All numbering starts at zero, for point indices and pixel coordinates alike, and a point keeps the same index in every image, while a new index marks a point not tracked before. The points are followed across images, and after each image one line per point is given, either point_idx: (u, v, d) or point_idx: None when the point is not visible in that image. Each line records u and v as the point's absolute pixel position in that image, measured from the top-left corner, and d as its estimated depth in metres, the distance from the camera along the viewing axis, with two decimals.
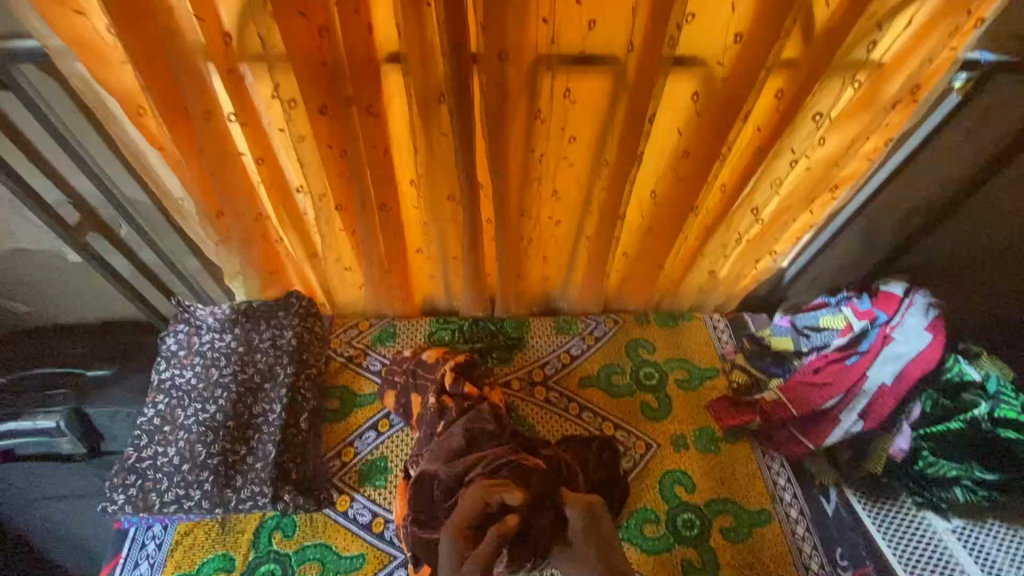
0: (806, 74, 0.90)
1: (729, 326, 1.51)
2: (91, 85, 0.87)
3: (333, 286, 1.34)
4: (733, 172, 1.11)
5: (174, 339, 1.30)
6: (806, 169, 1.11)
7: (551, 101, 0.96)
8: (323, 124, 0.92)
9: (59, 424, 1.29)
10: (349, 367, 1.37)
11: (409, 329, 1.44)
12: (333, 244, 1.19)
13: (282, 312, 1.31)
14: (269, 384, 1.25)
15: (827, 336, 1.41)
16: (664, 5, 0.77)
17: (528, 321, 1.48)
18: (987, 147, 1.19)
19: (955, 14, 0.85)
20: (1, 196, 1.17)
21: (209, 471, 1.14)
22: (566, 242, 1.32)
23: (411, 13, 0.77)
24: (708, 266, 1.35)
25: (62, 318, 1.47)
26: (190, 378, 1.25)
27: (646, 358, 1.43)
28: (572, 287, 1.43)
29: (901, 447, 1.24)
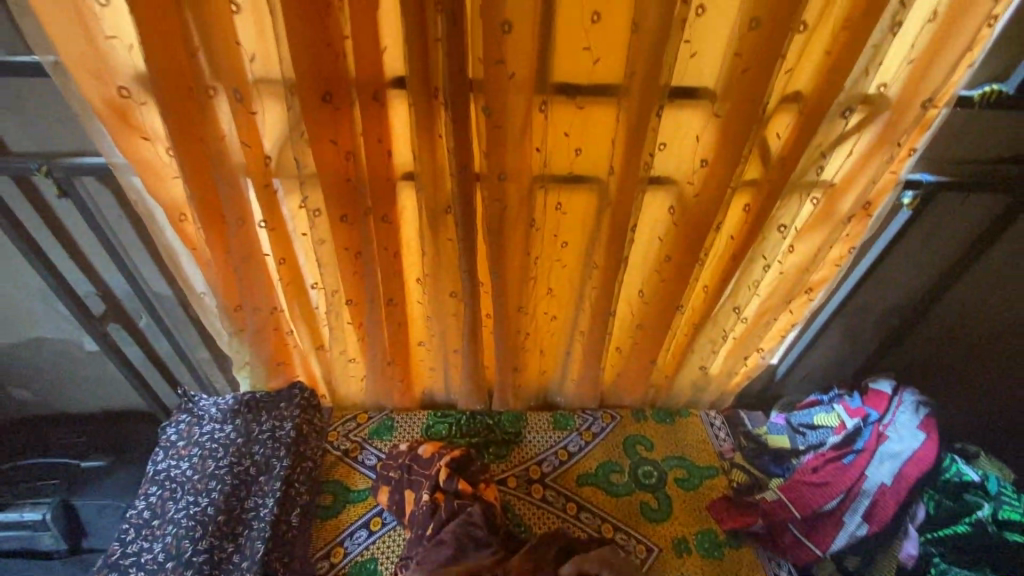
0: (767, 193, 1.03)
1: (726, 423, 1.51)
2: (142, 194, 1.00)
3: (335, 378, 1.39)
4: (714, 275, 1.21)
5: (175, 428, 1.32)
6: (780, 273, 1.22)
7: (545, 212, 1.08)
8: (341, 230, 1.03)
9: (45, 516, 1.29)
10: (344, 461, 1.36)
11: (406, 422, 1.45)
12: (340, 336, 1.26)
13: (284, 404, 1.33)
14: (263, 477, 1.25)
15: (822, 434, 1.42)
16: (639, 138, 0.92)
17: (525, 415, 1.50)
18: (946, 255, 1.30)
19: (888, 146, 0.99)
20: (34, 288, 1.24)
21: (193, 570, 1.11)
22: (561, 338, 1.38)
23: (425, 143, 0.91)
24: (698, 362, 1.40)
25: (65, 407, 1.49)
26: (185, 469, 1.25)
27: (644, 456, 1.42)
28: (568, 381, 1.47)
29: (910, 552, 1.22)
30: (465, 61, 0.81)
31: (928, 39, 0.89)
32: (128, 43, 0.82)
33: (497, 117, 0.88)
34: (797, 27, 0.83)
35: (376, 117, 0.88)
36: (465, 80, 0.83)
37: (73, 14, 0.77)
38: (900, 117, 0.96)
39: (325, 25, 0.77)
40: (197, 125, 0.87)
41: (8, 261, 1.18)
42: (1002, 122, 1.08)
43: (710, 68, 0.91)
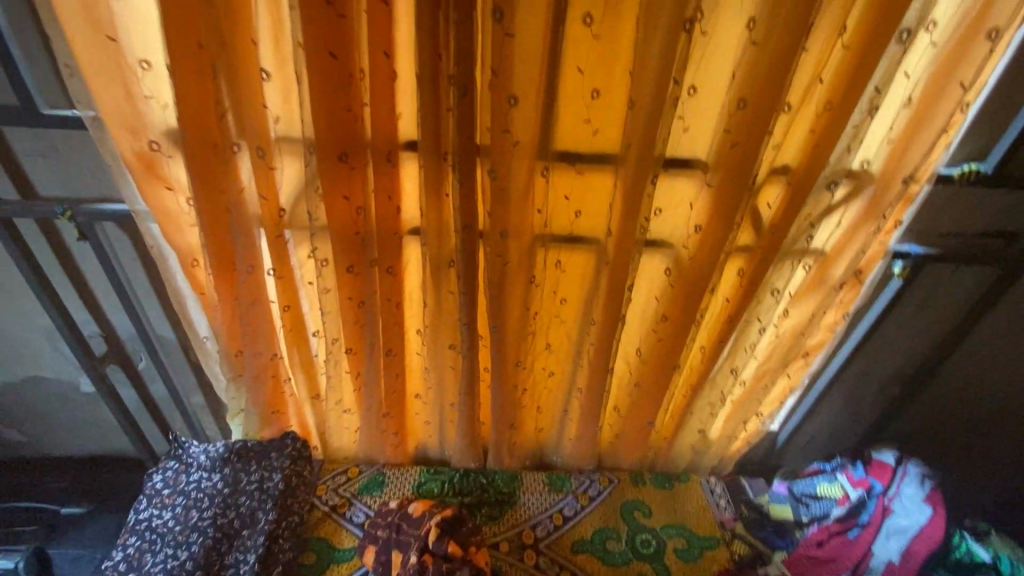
0: (760, 258, 1.07)
1: (727, 491, 1.45)
2: (159, 240, 1.04)
3: (329, 428, 1.37)
4: (711, 337, 1.22)
5: (161, 476, 1.29)
6: (776, 337, 1.23)
7: (545, 269, 1.11)
8: (347, 281, 1.06)
9: (17, 565, 1.20)
10: (331, 517, 1.32)
11: (398, 477, 1.41)
12: (337, 385, 1.26)
13: (275, 454, 1.30)
14: (247, 531, 1.21)
15: (825, 505, 1.38)
16: (636, 203, 0.97)
17: (520, 474, 1.46)
18: (941, 325, 1.32)
19: (874, 217, 1.04)
20: (38, 328, 1.26)
21: None
22: (559, 395, 1.38)
23: (432, 201, 0.96)
24: (697, 424, 1.39)
25: (51, 450, 1.46)
26: (167, 519, 1.21)
27: (642, 523, 1.37)
28: (565, 439, 1.45)
29: None
30: (473, 129, 0.87)
31: (906, 121, 0.95)
32: (163, 103, 0.88)
33: (501, 180, 0.93)
34: (782, 108, 0.89)
35: (387, 176, 0.93)
36: (473, 146, 0.89)
37: (116, 77, 0.84)
38: (884, 191, 1.01)
39: (345, 93, 0.84)
40: (218, 178, 0.93)
41: (19, 300, 1.20)
42: (983, 198, 1.13)
43: (702, 141, 0.98)
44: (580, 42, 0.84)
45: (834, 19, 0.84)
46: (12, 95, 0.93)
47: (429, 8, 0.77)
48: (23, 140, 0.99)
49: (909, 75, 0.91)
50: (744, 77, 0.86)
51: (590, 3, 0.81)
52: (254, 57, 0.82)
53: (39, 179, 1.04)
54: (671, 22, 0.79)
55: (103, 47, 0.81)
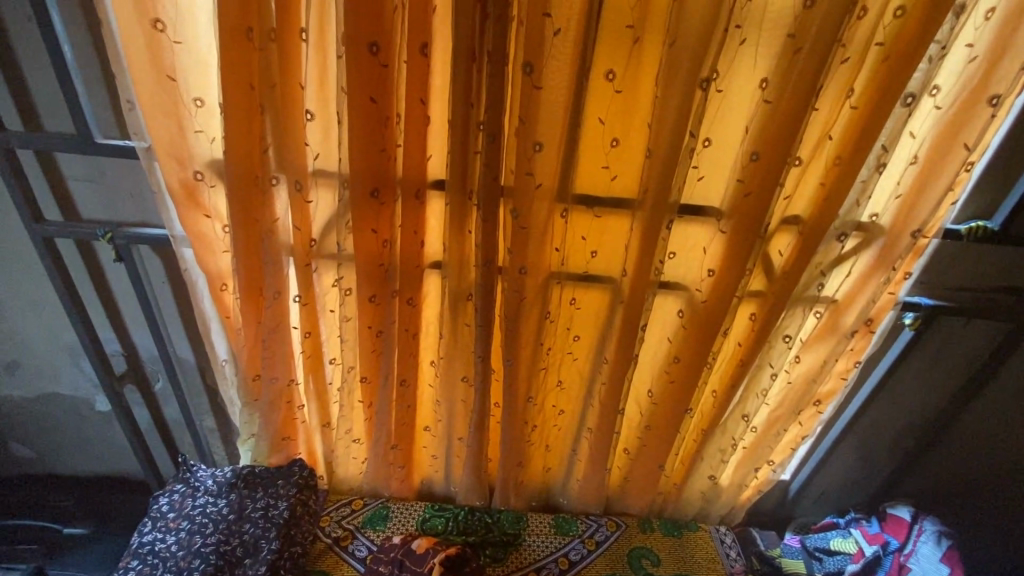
0: (772, 304, 1.09)
1: (737, 542, 1.43)
2: (191, 263, 1.08)
3: (337, 457, 1.37)
4: (722, 381, 1.23)
5: (167, 499, 1.29)
6: (788, 383, 1.23)
7: (560, 307, 1.14)
8: (367, 310, 1.09)
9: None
10: (333, 549, 1.30)
11: (402, 512, 1.39)
12: (348, 414, 1.27)
13: (282, 481, 1.30)
14: (249, 560, 1.19)
15: (840, 561, 1.35)
16: (651, 246, 1.00)
17: (526, 515, 1.43)
18: (954, 378, 1.31)
19: (884, 267, 1.06)
20: (62, 345, 1.29)
21: None
22: (568, 434, 1.37)
23: (455, 237, 1.00)
24: (708, 470, 1.37)
25: (58, 468, 1.47)
26: (171, 544, 1.21)
27: (650, 571, 1.34)
28: (573, 478, 1.44)
29: None
30: (499, 170, 0.92)
31: (913, 177, 0.99)
32: (211, 137, 0.95)
33: (522, 219, 0.97)
34: (793, 161, 0.94)
35: (414, 211, 0.98)
36: (497, 186, 0.94)
37: (170, 112, 0.91)
38: (894, 244, 1.04)
39: (381, 134, 0.89)
40: (255, 208, 0.98)
41: (48, 317, 1.24)
42: (993, 254, 1.15)
43: (716, 190, 1.02)
44: (603, 94, 0.90)
45: (842, 82, 0.89)
46: (70, 125, 1.00)
47: (465, 60, 0.83)
48: (74, 166, 1.06)
49: (915, 134, 0.96)
50: (757, 132, 0.91)
51: (614, 60, 0.87)
52: (299, 98, 0.88)
53: (84, 203, 1.10)
54: (689, 79, 0.84)
55: (162, 85, 0.88)
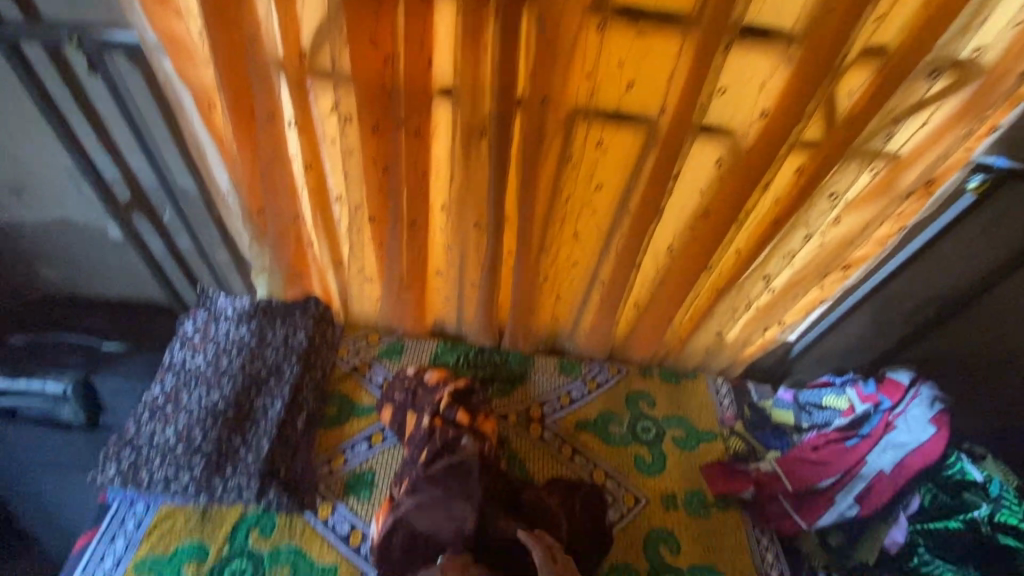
0: (826, 156, 0.95)
1: (732, 391, 1.51)
2: (171, 77, 0.97)
3: (350, 294, 1.39)
4: (749, 240, 1.15)
5: (192, 324, 1.35)
6: (820, 245, 1.16)
7: (584, 149, 1.03)
8: (372, 142, 1.00)
9: (66, 390, 1.31)
10: (353, 376, 1.39)
11: (416, 347, 1.47)
12: (358, 253, 1.25)
13: (298, 313, 1.36)
14: (274, 380, 1.28)
15: (828, 415, 1.43)
16: (701, 78, 0.84)
17: (533, 358, 1.50)
18: (1001, 251, 1.22)
19: (969, 118, 0.91)
20: (60, 169, 1.24)
21: (202, 456, 1.15)
22: (579, 286, 1.35)
23: (469, 55, 0.86)
24: (715, 326, 1.37)
25: (88, 291, 1.53)
26: (200, 363, 1.28)
27: (645, 412, 1.44)
28: (581, 329, 1.46)
29: (896, 539, 1.21)
30: None
31: None
32: None
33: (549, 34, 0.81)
34: None
35: (421, 19, 0.82)
36: None
37: None
38: (993, 86, 0.87)
39: None
40: (233, 8, 0.83)
41: (38, 137, 1.17)
42: None
43: (791, 6, 0.82)
44: None
45: None
46: None
47: None
48: None
49: None
50: None
51: None
52: None
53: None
54: None
55: None
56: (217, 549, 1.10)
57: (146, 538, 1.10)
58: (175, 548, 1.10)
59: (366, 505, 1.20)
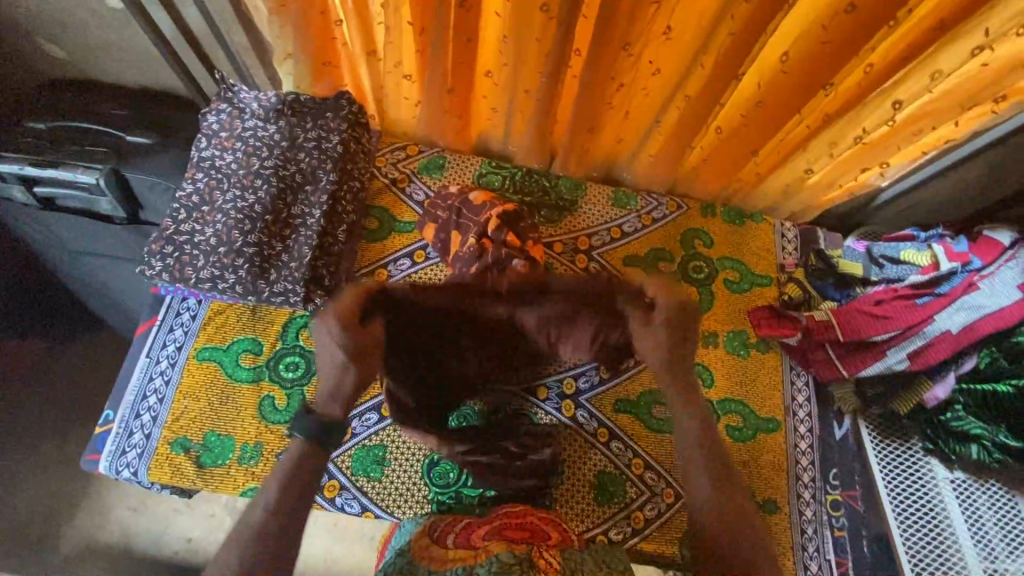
0: None
1: (798, 237, 1.39)
2: None
3: (387, 95, 1.22)
4: (891, 50, 0.91)
5: (216, 117, 1.20)
6: (981, 66, 0.90)
7: None
8: None
9: (99, 182, 1.21)
10: (391, 190, 1.30)
11: (458, 164, 1.33)
12: (396, 42, 1.05)
13: (331, 114, 1.20)
14: (310, 187, 1.18)
15: (903, 270, 1.30)
16: None
17: (585, 185, 1.37)
18: None
19: None
20: None
21: (245, 259, 1.11)
22: (655, 103, 1.14)
23: None
24: (805, 163, 1.18)
25: (100, 74, 1.38)
26: (230, 162, 1.17)
27: (700, 252, 1.34)
28: (645, 155, 1.29)
29: (936, 395, 1.20)
30: None
31: None
32: None
33: None
34: None
35: None
36: None
37: None
38: None
39: None
40: None
41: None
42: None
43: None
44: None
45: None
46: None
47: None
48: None
49: None
50: None
51: None
52: None
53: None
54: None
55: None
56: (270, 346, 1.15)
57: (203, 330, 1.16)
58: (229, 342, 1.15)
59: (436, 329, 1.20)
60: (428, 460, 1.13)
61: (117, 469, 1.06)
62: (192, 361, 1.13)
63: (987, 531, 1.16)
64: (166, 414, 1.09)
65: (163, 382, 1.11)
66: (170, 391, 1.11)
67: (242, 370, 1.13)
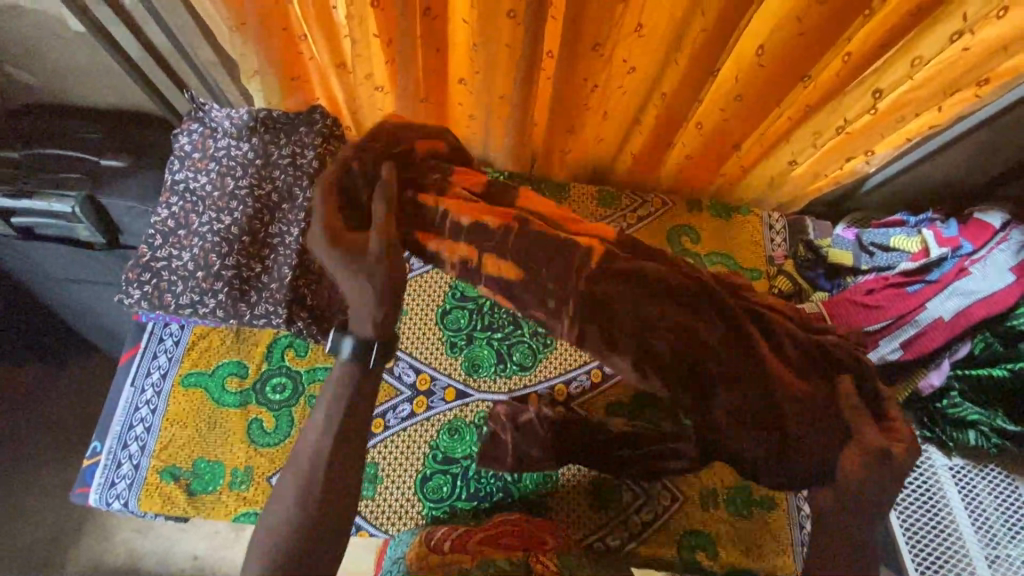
0: None
1: (787, 228, 1.37)
2: None
3: (360, 106, 1.20)
4: (868, 39, 0.89)
5: (187, 138, 1.17)
6: (962, 50, 0.89)
7: None
8: None
9: (74, 210, 1.18)
10: None
11: None
12: (364, 53, 1.02)
13: (304, 129, 1.18)
14: (286, 206, 1.16)
15: (893, 258, 1.28)
16: None
17: (568, 186, 1.35)
18: None
19: None
20: None
21: (223, 283, 1.09)
22: (634, 101, 1.11)
23: None
24: (789, 154, 1.16)
25: (69, 98, 1.35)
26: (204, 184, 1.15)
27: (688, 249, 1.32)
28: (626, 155, 1.28)
29: (931, 383, 1.19)
30: None
31: None
32: None
33: None
34: None
35: None
36: None
37: None
38: None
39: None
40: None
41: None
42: None
43: None
44: None
45: None
46: None
47: None
48: None
49: None
50: None
51: None
52: None
53: None
54: None
55: None
56: (256, 368, 1.14)
57: (187, 355, 1.14)
58: (214, 367, 1.14)
59: (455, 367, 1.20)
60: (421, 474, 1.12)
61: (107, 501, 1.06)
62: (178, 388, 1.12)
63: (987, 517, 1.15)
64: (154, 443, 1.08)
65: (149, 411, 1.10)
66: (157, 419, 1.10)
67: (229, 395, 1.12)
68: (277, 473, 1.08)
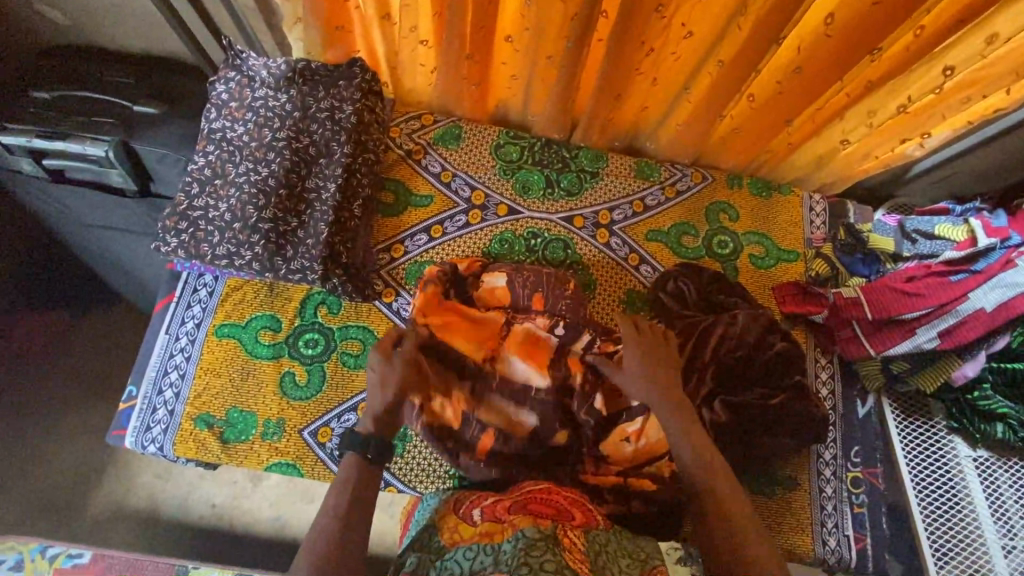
0: None
1: (827, 211, 1.34)
2: None
3: (402, 61, 1.17)
4: (944, 13, 0.84)
5: (224, 86, 1.15)
6: None
7: None
8: None
9: (108, 154, 1.17)
10: (407, 162, 1.26)
11: (475, 134, 1.29)
12: (411, 6, 1.00)
13: (343, 83, 1.16)
14: (324, 160, 1.15)
15: (937, 246, 1.25)
16: None
17: (607, 156, 1.32)
18: None
19: None
20: None
21: (260, 236, 1.09)
22: (685, 69, 1.08)
23: None
24: (841, 132, 1.12)
25: (102, 39, 1.32)
26: (242, 134, 1.13)
27: (725, 226, 1.30)
28: (668, 126, 1.24)
29: (965, 373, 1.17)
30: None
31: None
32: None
33: None
34: None
35: None
36: None
37: None
38: None
39: None
40: None
41: None
42: None
43: None
44: None
45: None
46: None
47: None
48: None
49: None
50: None
51: None
52: None
53: None
54: None
55: None
56: (289, 322, 1.14)
57: (221, 307, 1.15)
58: (248, 319, 1.14)
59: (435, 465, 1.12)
60: None
61: (143, 444, 1.08)
62: (211, 338, 1.13)
63: (1008, 510, 1.14)
64: (188, 390, 1.10)
65: (183, 359, 1.11)
66: (192, 367, 1.11)
67: (263, 347, 1.13)
68: (308, 426, 1.10)
